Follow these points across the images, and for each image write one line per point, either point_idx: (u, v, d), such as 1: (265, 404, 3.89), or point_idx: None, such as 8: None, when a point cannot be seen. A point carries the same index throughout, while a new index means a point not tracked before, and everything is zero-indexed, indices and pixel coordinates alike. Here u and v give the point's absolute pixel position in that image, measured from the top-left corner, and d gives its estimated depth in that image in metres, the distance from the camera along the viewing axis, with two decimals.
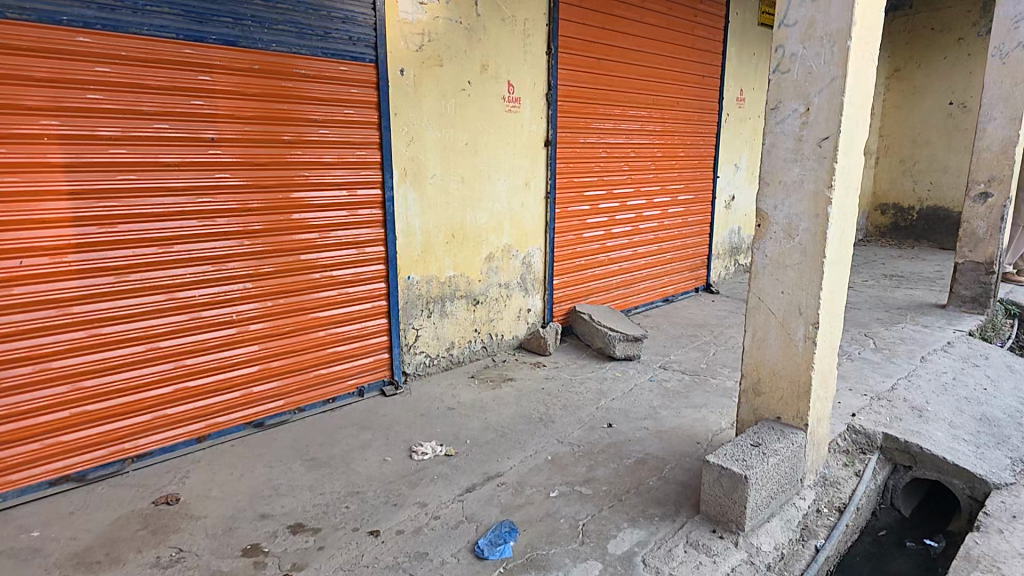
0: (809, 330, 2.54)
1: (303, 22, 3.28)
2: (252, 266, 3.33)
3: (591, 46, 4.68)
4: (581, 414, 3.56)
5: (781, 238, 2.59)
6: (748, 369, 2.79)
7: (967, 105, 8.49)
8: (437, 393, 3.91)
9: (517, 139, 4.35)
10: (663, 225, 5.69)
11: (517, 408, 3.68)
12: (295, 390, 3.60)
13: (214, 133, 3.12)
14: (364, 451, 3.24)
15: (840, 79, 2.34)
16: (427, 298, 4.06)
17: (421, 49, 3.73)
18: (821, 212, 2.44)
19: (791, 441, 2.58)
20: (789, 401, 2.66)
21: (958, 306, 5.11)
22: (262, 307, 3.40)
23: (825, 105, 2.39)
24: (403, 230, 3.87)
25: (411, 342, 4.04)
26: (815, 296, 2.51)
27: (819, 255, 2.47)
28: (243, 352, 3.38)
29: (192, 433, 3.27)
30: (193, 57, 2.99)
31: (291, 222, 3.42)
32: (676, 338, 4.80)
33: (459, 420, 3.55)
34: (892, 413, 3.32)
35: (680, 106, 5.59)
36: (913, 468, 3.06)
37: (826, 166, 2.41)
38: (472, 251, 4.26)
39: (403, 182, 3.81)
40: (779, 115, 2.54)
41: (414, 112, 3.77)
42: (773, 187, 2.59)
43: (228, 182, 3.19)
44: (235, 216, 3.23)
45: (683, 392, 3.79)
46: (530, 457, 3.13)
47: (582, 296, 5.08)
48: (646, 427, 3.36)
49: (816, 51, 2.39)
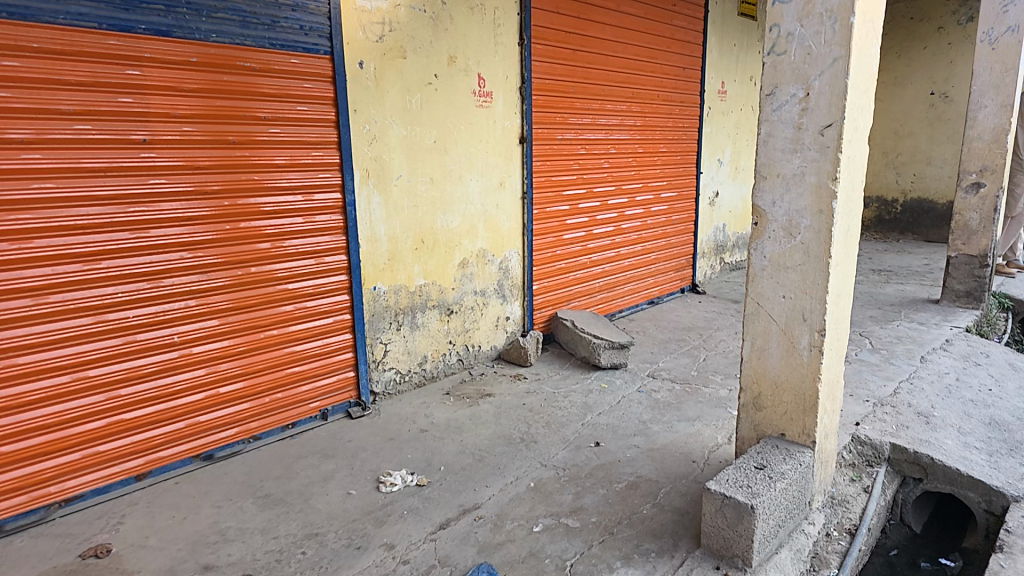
0: (814, 337, 2.29)
1: (246, 10, 2.94)
2: (196, 281, 2.98)
3: (566, 36, 4.41)
4: (566, 432, 3.28)
5: (781, 237, 2.33)
6: (747, 381, 2.53)
7: (949, 95, 8.44)
8: (408, 413, 3.59)
9: (489, 136, 4.05)
10: (646, 225, 5.45)
11: (496, 427, 3.37)
12: (249, 417, 3.25)
13: (146, 134, 2.76)
14: (326, 485, 2.92)
15: (844, 59, 2.08)
16: (396, 310, 3.74)
17: (382, 39, 3.41)
18: (826, 207, 2.19)
19: (798, 462, 2.31)
20: (794, 417, 2.40)
21: (952, 301, 4.95)
22: (208, 327, 3.05)
23: (826, 89, 2.14)
24: (367, 237, 3.54)
25: (379, 357, 3.71)
26: (819, 300, 2.25)
27: (824, 255, 2.22)
28: (187, 377, 3.02)
29: (131, 471, 2.91)
30: (119, 49, 2.63)
31: (240, 232, 3.08)
32: (664, 343, 4.55)
33: (433, 443, 3.24)
34: (897, 420, 3.09)
35: (662, 99, 5.34)
36: (924, 480, 2.83)
37: (829, 157, 2.16)
38: (445, 257, 3.95)
39: (366, 184, 3.48)
40: (774, 102, 2.28)
41: (376, 108, 3.45)
42: (771, 181, 2.33)
43: (164, 189, 2.84)
44: (174, 227, 2.89)
45: (674, 403, 3.53)
46: (511, 485, 2.83)
47: (563, 301, 4.80)
48: (636, 445, 3.08)
49: (815, 29, 2.14)
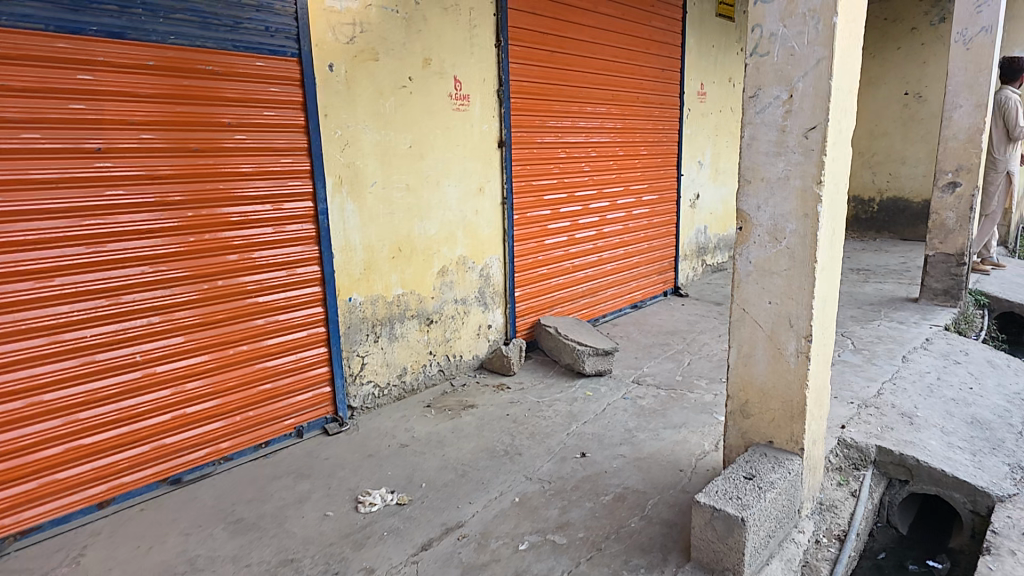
0: (802, 343, 2.25)
1: (206, 11, 2.82)
2: (159, 297, 2.84)
3: (544, 38, 4.35)
4: (550, 443, 3.20)
5: (766, 242, 2.29)
6: (734, 389, 2.48)
7: (922, 95, 8.60)
8: (388, 428, 3.48)
9: (466, 141, 3.97)
10: (627, 228, 5.41)
11: (479, 440, 3.28)
12: (219, 436, 3.11)
13: (101, 143, 2.62)
14: (301, 507, 2.79)
15: (828, 60, 2.05)
16: (373, 321, 3.63)
17: (353, 41, 3.31)
18: (810, 211, 2.16)
19: (787, 470, 2.26)
20: (781, 424, 2.35)
21: (930, 300, 5.00)
22: (173, 344, 2.91)
23: (810, 90, 2.11)
24: (341, 247, 3.42)
25: (356, 371, 3.59)
26: (806, 306, 2.22)
27: (810, 260, 2.18)
28: (151, 399, 2.88)
29: (93, 498, 2.76)
30: (68, 52, 2.50)
31: (206, 243, 2.95)
32: (648, 348, 4.50)
33: (413, 459, 3.13)
34: (882, 422, 3.06)
35: (641, 102, 5.31)
36: (910, 482, 2.79)
37: (814, 160, 2.13)
38: (423, 266, 3.85)
39: (338, 192, 3.37)
40: (758, 104, 2.24)
41: (347, 113, 3.34)
42: (755, 185, 2.29)
43: (124, 201, 2.69)
44: (135, 240, 2.74)
45: (660, 410, 3.47)
46: (495, 501, 2.74)
47: (545, 308, 4.73)
48: (623, 454, 3.02)
49: (798, 29, 2.10)
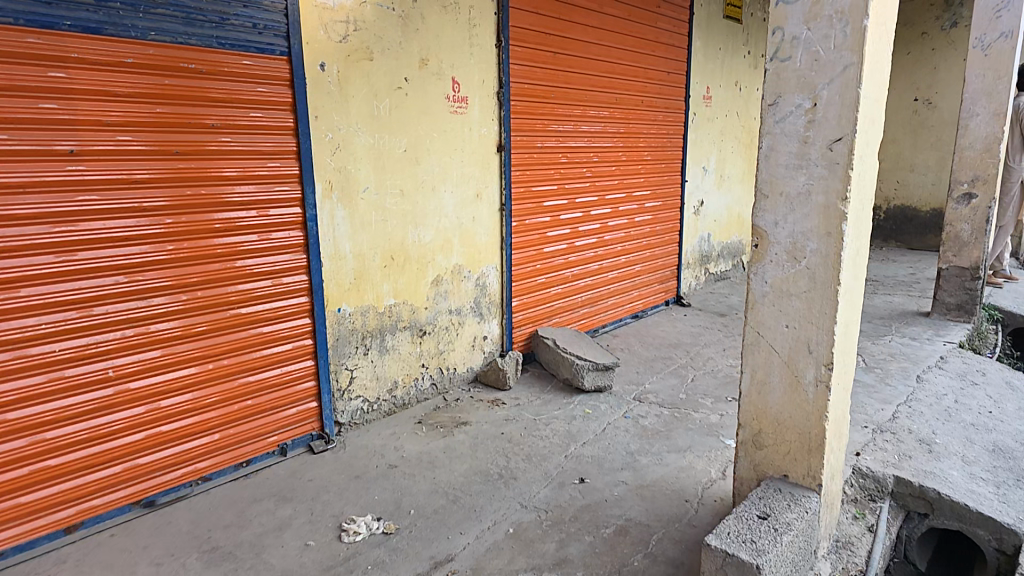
0: (821, 371, 2.08)
1: (190, 6, 2.64)
2: (134, 308, 2.65)
3: (546, 39, 4.17)
4: (548, 466, 3.02)
5: (784, 261, 2.12)
6: (747, 417, 2.31)
7: (933, 101, 8.44)
8: (377, 446, 3.30)
9: (464, 144, 3.79)
10: (629, 235, 5.23)
11: (472, 461, 3.11)
12: (198, 455, 2.93)
13: (74, 145, 2.43)
14: (281, 535, 2.61)
15: (857, 66, 1.88)
16: (363, 333, 3.45)
17: (346, 39, 3.13)
18: (834, 230, 1.99)
19: (804, 510, 2.08)
20: (798, 457, 2.18)
21: (943, 314, 4.84)
22: (149, 359, 2.72)
23: (836, 99, 1.94)
24: (330, 255, 3.24)
25: (345, 385, 3.41)
26: (828, 331, 2.05)
27: (833, 282, 2.01)
28: (125, 417, 2.69)
29: (61, 522, 2.58)
30: (41, 48, 2.32)
31: (187, 250, 2.77)
32: (650, 362, 4.33)
33: (403, 482, 2.95)
34: (900, 449, 2.89)
35: (645, 105, 5.14)
36: (930, 516, 2.63)
37: (839, 174, 1.96)
38: (416, 275, 3.68)
39: (328, 198, 3.18)
40: (777, 112, 2.07)
41: (339, 115, 3.16)
42: (773, 200, 2.12)
43: (98, 207, 2.51)
44: (109, 248, 2.56)
45: (663, 432, 3.30)
46: (488, 532, 2.56)
47: (543, 319, 4.55)
48: (624, 481, 2.84)
49: (824, 33, 1.94)
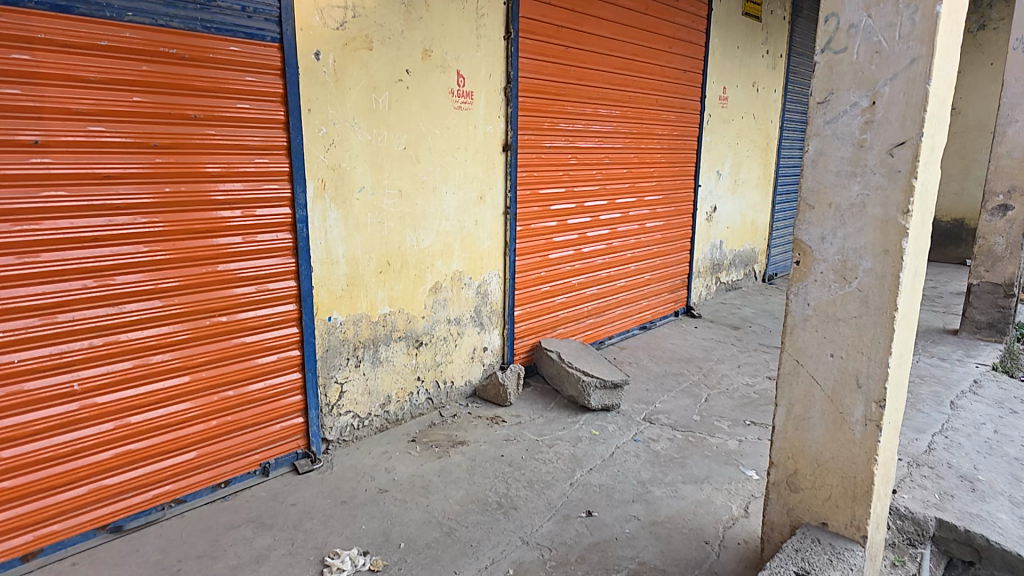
0: (871, 410, 1.83)
1: None
2: (104, 316, 2.39)
3: (559, 32, 3.90)
4: (552, 495, 2.76)
5: (831, 281, 1.86)
6: (780, 455, 2.05)
7: (956, 107, 8.22)
8: (366, 467, 3.04)
9: (468, 143, 3.54)
10: (640, 242, 4.97)
11: (469, 487, 2.85)
12: (171, 476, 2.66)
13: (39, 134, 2.17)
14: (258, 568, 2.35)
15: (926, 59, 1.63)
16: (355, 343, 3.20)
17: (344, 27, 2.87)
18: (893, 247, 1.73)
19: (849, 566, 1.82)
20: (841, 504, 1.92)
21: (973, 333, 4.60)
22: (120, 371, 2.46)
23: (900, 97, 1.68)
24: (321, 259, 2.98)
25: (334, 400, 3.16)
26: (881, 364, 1.79)
27: (889, 307, 1.76)
28: (90, 434, 2.42)
29: (16, 549, 2.30)
30: (5, 28, 2.06)
31: (164, 252, 2.51)
32: (661, 379, 4.08)
33: (393, 509, 2.69)
34: (940, 487, 2.63)
35: (660, 105, 4.87)
36: (977, 565, 2.36)
37: (900, 183, 1.70)
38: (414, 282, 3.42)
39: (321, 198, 2.92)
40: (829, 111, 1.81)
41: (335, 109, 2.90)
42: (820, 212, 1.86)
43: (66, 205, 2.26)
44: (78, 249, 2.30)
45: (677, 459, 3.04)
46: (486, 572, 2.30)
47: (547, 329, 4.29)
48: (636, 516, 2.58)
49: (888, 20, 1.68)
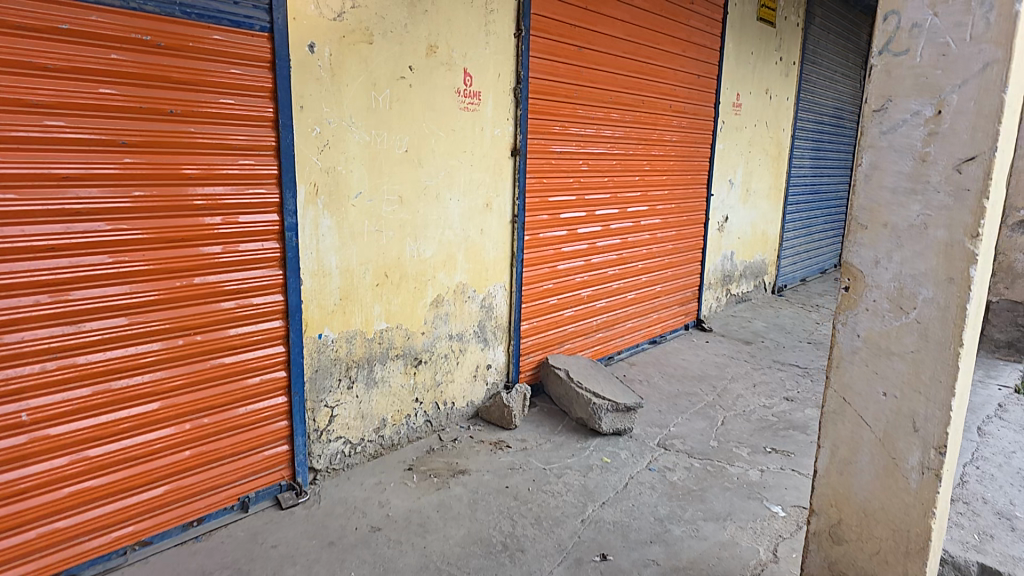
0: (930, 457, 1.62)
1: None
2: (60, 335, 2.14)
3: (572, 32, 3.70)
4: (561, 535, 2.53)
5: (886, 312, 1.66)
6: (822, 503, 1.86)
7: None
8: (358, 500, 2.80)
9: (472, 147, 3.31)
10: (652, 252, 4.78)
11: (470, 525, 2.61)
12: (136, 514, 2.40)
13: None
14: None
15: (1003, 64, 1.43)
16: (347, 363, 2.95)
17: (342, 18, 2.64)
18: (959, 274, 1.53)
19: None
20: (891, 559, 1.73)
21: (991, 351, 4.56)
22: (77, 398, 2.20)
23: (969, 107, 1.49)
24: (312, 271, 2.74)
25: (323, 424, 2.91)
26: (943, 407, 1.59)
27: (953, 342, 1.56)
28: (39, 470, 2.15)
29: None
30: None
31: (134, 264, 2.26)
32: (674, 399, 3.87)
33: (386, 551, 2.45)
34: (977, 526, 2.44)
35: (672, 111, 4.68)
36: None
37: (969, 204, 1.50)
38: (414, 295, 3.18)
39: (313, 204, 2.69)
40: (885, 120, 1.61)
41: (330, 107, 2.67)
42: (873, 232, 1.66)
43: (18, 210, 2.00)
44: (33, 260, 2.05)
45: (696, 492, 2.82)
46: None
47: (554, 345, 4.08)
48: (654, 561, 2.36)
49: (957, 20, 1.49)
